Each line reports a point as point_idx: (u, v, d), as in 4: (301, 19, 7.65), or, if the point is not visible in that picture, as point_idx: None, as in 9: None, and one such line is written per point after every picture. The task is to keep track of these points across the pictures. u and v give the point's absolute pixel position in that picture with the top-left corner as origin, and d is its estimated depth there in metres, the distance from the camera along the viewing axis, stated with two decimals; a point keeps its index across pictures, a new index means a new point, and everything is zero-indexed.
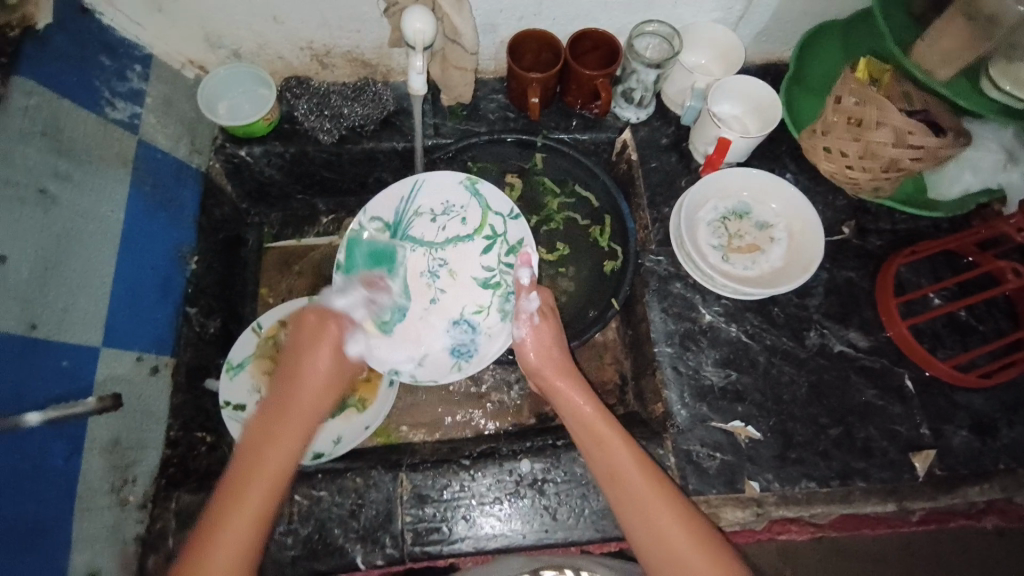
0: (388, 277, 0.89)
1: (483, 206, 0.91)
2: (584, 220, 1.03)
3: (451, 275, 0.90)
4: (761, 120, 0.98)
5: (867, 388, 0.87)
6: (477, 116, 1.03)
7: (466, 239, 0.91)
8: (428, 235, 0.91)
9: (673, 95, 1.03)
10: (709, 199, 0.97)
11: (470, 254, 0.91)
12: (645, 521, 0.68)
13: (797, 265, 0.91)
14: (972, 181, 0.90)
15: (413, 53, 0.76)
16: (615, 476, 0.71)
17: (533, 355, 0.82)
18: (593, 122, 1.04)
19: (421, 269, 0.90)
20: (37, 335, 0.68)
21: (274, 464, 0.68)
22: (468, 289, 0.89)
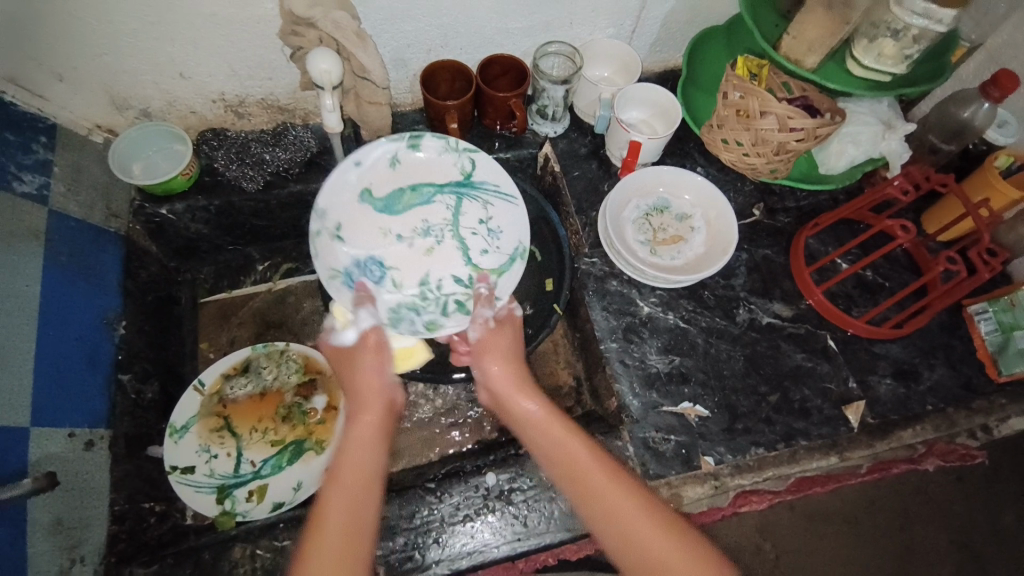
0: (413, 186, 0.91)
1: (501, 268, 0.90)
2: None
3: (428, 246, 0.90)
4: (665, 119, 1.06)
5: (796, 352, 0.94)
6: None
7: (462, 260, 0.90)
8: (465, 220, 0.91)
9: (585, 107, 1.10)
10: (630, 199, 1.03)
11: (452, 262, 0.90)
12: (602, 504, 0.64)
13: (716, 249, 0.98)
14: (857, 153, 0.98)
15: (324, 92, 0.79)
16: (586, 483, 0.65)
17: (495, 366, 0.78)
18: (514, 140, 1.10)
19: (427, 219, 0.91)
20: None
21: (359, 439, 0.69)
22: (415, 270, 0.89)
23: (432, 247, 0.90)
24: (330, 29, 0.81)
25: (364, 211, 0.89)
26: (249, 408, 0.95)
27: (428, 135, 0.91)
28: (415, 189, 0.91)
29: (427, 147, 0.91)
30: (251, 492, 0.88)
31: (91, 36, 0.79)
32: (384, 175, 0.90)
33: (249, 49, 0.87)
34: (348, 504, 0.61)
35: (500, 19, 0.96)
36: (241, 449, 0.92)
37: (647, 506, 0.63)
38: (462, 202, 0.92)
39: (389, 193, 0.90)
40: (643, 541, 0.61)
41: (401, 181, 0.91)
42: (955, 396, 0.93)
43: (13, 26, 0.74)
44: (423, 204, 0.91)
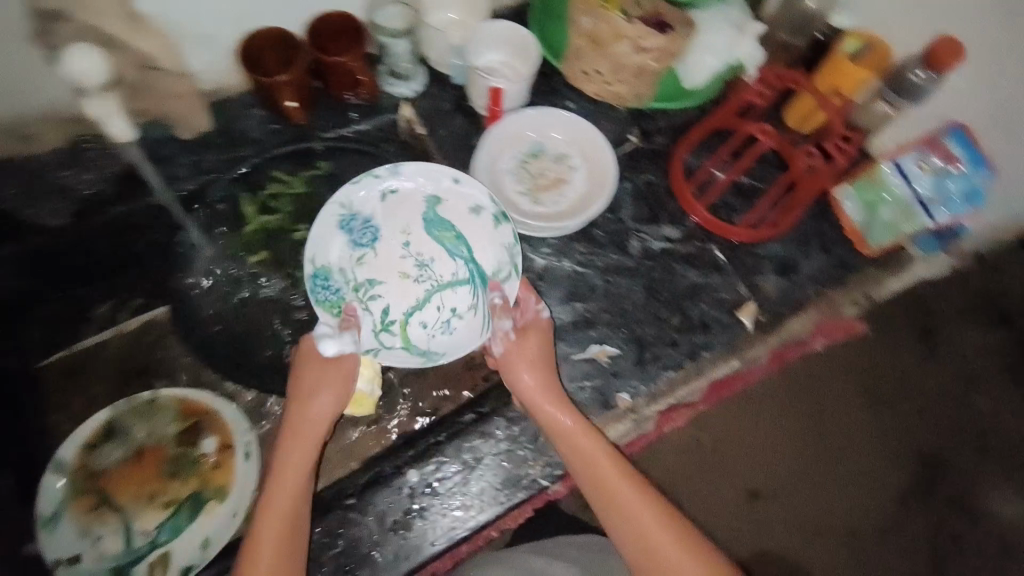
0: (457, 235, 0.87)
1: (412, 349, 0.84)
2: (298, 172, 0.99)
3: (410, 276, 0.86)
4: (525, 60, 0.97)
5: (689, 271, 0.96)
6: (241, 139, 0.94)
7: (402, 308, 0.85)
8: (446, 300, 0.86)
9: (437, 58, 1.00)
10: (502, 149, 0.97)
11: (402, 297, 0.85)
12: (608, 488, 0.71)
13: (597, 185, 0.96)
14: (716, 62, 0.92)
15: (88, 99, 0.70)
16: (611, 492, 0.71)
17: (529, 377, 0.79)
18: (369, 107, 0.99)
19: (435, 262, 0.86)
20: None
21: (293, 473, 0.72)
22: (383, 266, 0.86)
23: (413, 283, 0.86)
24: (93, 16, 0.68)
25: (408, 198, 0.87)
26: (128, 473, 0.85)
27: (509, 227, 0.86)
28: (453, 234, 0.87)
29: (497, 229, 0.86)
30: (153, 563, 0.81)
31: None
32: (455, 211, 0.87)
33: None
34: (277, 546, 0.68)
35: None
36: (127, 522, 0.82)
37: (670, 526, 0.67)
38: (462, 288, 0.86)
39: (442, 218, 0.87)
40: (660, 550, 0.66)
41: (452, 221, 0.87)
42: (833, 277, 0.99)
43: None
44: (445, 250, 0.87)
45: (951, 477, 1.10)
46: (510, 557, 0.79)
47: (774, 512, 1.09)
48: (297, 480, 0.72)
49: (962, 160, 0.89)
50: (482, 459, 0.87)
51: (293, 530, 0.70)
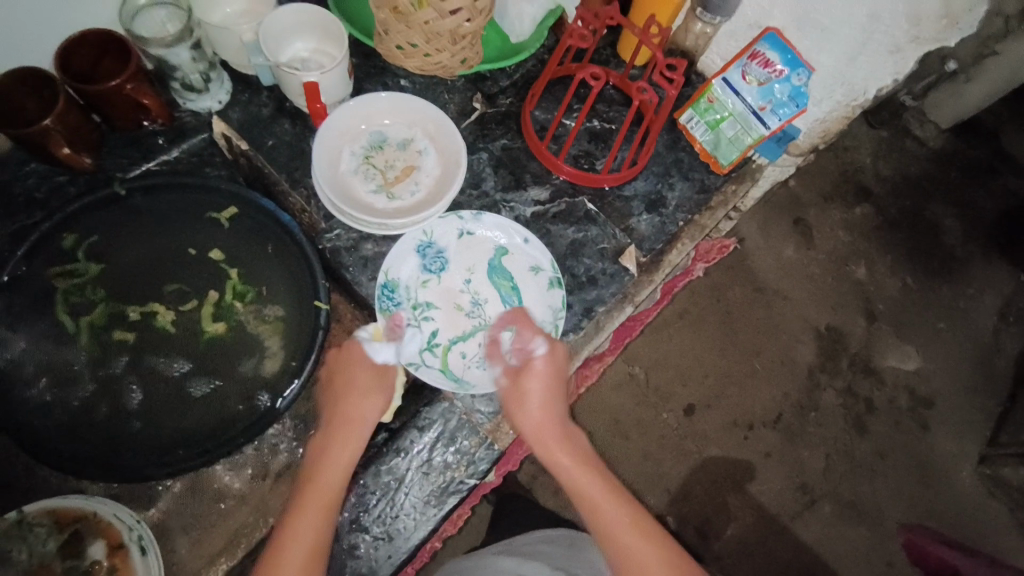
0: (512, 287, 0.87)
1: (449, 370, 0.82)
2: (112, 226, 0.84)
3: (463, 310, 0.86)
4: (332, 40, 0.88)
5: (566, 229, 0.94)
6: (31, 204, 0.85)
7: (450, 335, 0.84)
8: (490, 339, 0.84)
9: (234, 57, 0.89)
10: (339, 149, 0.89)
11: (454, 323, 0.85)
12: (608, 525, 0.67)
13: (451, 162, 0.90)
14: (533, 9, 0.95)
15: None
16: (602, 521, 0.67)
17: (536, 407, 0.74)
18: (172, 131, 0.91)
19: (488, 303, 0.86)
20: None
21: (336, 472, 0.71)
22: (444, 292, 0.86)
23: (465, 317, 0.85)
24: None
25: (479, 244, 0.88)
26: None
27: (563, 294, 0.86)
28: (507, 284, 0.87)
29: (549, 292, 0.86)
30: None
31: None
32: (517, 267, 0.88)
33: None
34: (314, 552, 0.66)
35: None
36: None
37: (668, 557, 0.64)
38: None
39: (501, 267, 0.88)
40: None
41: (507, 269, 0.87)
42: (702, 202, 1.01)
43: None
44: (497, 295, 0.86)
45: (848, 345, 1.20)
46: (481, 560, 0.80)
47: (708, 421, 1.15)
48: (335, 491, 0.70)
49: (780, 64, 0.88)
50: (403, 477, 0.82)
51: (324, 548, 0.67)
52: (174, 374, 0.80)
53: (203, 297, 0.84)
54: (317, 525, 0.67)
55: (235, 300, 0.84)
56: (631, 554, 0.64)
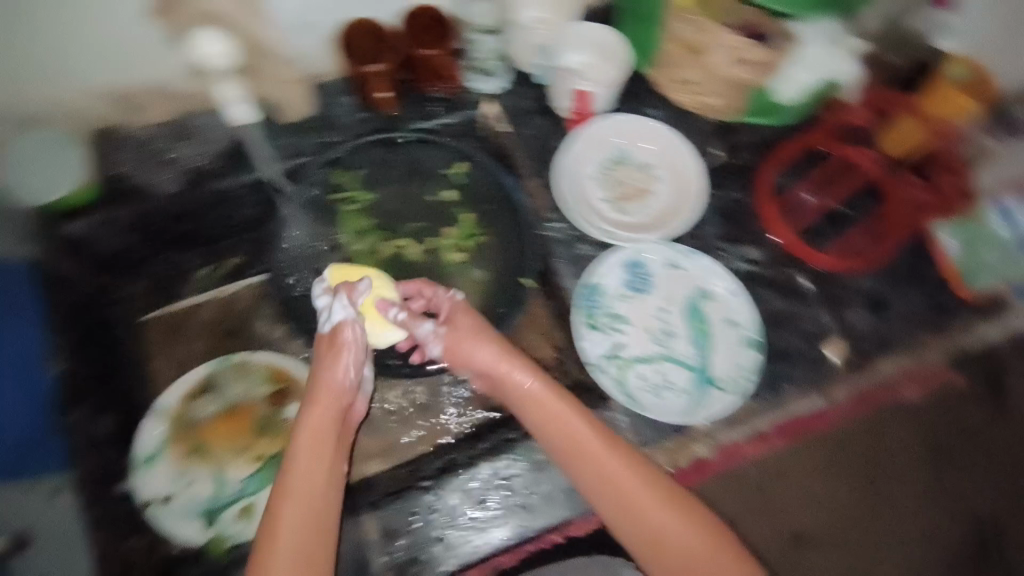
0: (706, 330, 0.88)
1: (624, 385, 0.85)
2: (389, 161, 0.98)
3: (652, 335, 0.88)
4: (611, 63, 0.95)
5: (774, 298, 0.92)
6: (331, 125, 0.97)
7: (633, 354, 0.87)
8: (670, 371, 0.86)
9: (520, 54, 0.98)
10: (586, 153, 0.96)
11: (640, 344, 0.88)
12: (614, 485, 0.70)
13: (683, 199, 0.94)
14: (809, 79, 0.89)
15: (222, 81, 0.82)
16: (604, 475, 0.70)
17: (485, 355, 0.76)
18: (453, 101, 1.00)
19: (677, 337, 0.88)
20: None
21: (316, 445, 0.71)
22: (638, 311, 0.89)
23: (651, 341, 0.88)
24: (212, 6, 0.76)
25: (687, 278, 0.90)
26: (223, 425, 0.89)
27: (758, 357, 0.85)
28: (702, 326, 0.88)
29: (743, 350, 0.86)
30: (241, 511, 0.84)
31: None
32: (717, 314, 0.89)
33: (109, 30, 0.78)
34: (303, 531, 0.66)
35: None
36: (221, 469, 0.87)
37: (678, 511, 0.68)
38: (689, 371, 0.86)
39: (699, 309, 0.89)
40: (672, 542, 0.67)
41: (705, 314, 0.89)
42: (929, 320, 0.93)
43: None
44: (689, 333, 0.88)
45: (992, 452, 0.96)
46: None
47: None
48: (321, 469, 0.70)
49: None
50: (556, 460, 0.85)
51: (325, 526, 0.67)
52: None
53: (438, 235, 0.97)
54: (309, 506, 0.67)
55: (464, 238, 0.96)
56: (667, 538, 0.67)
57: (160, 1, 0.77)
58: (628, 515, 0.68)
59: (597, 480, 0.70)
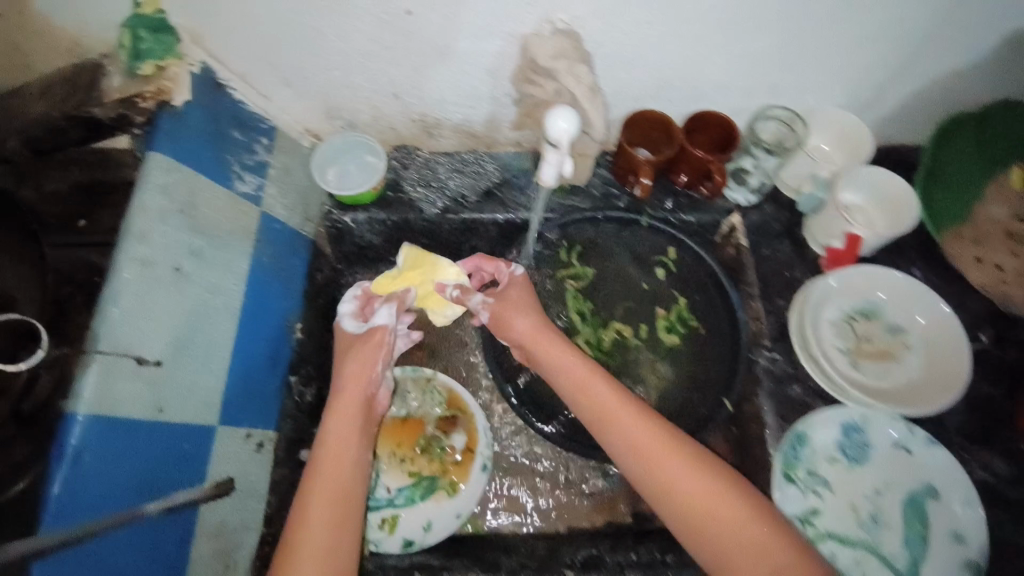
0: (919, 530, 0.82)
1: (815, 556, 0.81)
2: (621, 243, 1.03)
3: (857, 514, 0.84)
4: (890, 216, 0.93)
5: (1012, 523, 0.81)
6: (580, 191, 1.03)
7: (832, 526, 0.83)
8: (868, 560, 0.81)
9: (790, 179, 1.01)
10: (833, 296, 0.93)
11: (840, 517, 0.84)
12: (660, 476, 0.72)
13: (936, 379, 0.87)
14: None
15: (550, 148, 0.70)
16: (647, 462, 0.73)
17: (524, 324, 0.86)
18: (700, 203, 1.02)
19: (884, 526, 0.83)
20: (79, 408, 0.60)
21: (349, 405, 0.78)
22: (847, 482, 0.86)
23: (854, 520, 0.84)
24: (570, 83, 0.77)
25: (910, 466, 0.85)
26: (393, 429, 0.97)
27: None
28: (917, 524, 0.82)
29: (961, 570, 0.78)
30: (384, 519, 0.91)
31: (318, 49, 0.81)
32: (938, 518, 0.82)
33: (456, 80, 0.85)
34: (335, 485, 0.71)
35: (722, 75, 0.88)
36: (379, 471, 0.95)
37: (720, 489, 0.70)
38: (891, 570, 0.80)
39: (919, 505, 0.83)
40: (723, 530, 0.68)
41: (927, 513, 0.82)
42: None
43: (253, 23, 0.77)
44: (898, 527, 0.83)
45: None
46: None
47: None
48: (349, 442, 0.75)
49: None
50: None
51: (351, 479, 0.73)
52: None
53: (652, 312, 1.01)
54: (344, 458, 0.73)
55: (674, 321, 1.00)
56: (692, 505, 0.70)
57: (519, 71, 0.83)
58: (650, 486, 0.73)
59: (641, 472, 0.74)
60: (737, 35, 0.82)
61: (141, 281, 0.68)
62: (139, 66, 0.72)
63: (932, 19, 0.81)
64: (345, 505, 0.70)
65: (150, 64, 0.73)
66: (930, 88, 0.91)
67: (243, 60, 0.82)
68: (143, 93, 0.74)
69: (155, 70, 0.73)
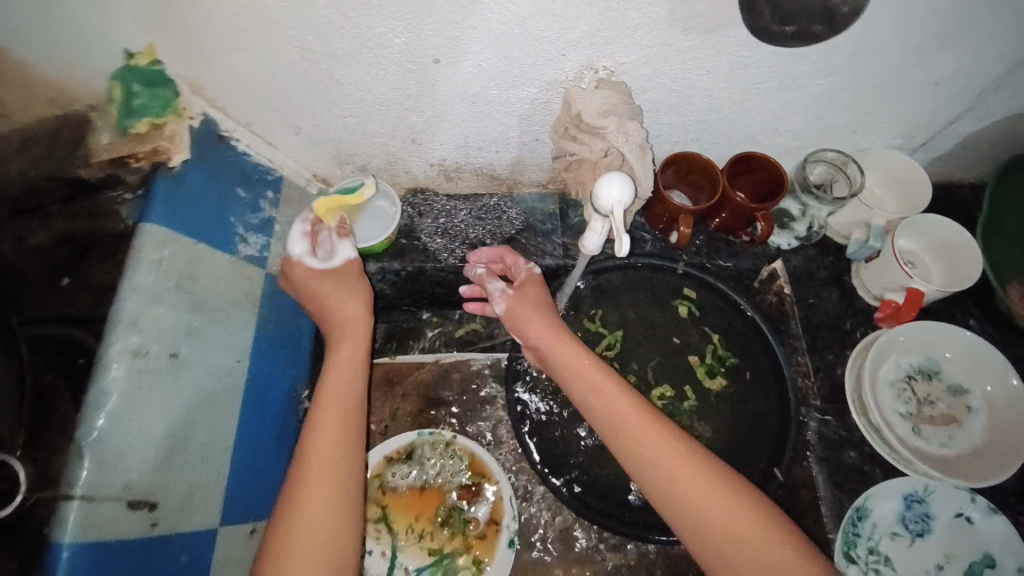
0: None
1: None
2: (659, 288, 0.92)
3: None
4: (946, 268, 0.87)
5: None
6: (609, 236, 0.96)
7: None
8: None
9: (838, 226, 0.93)
10: (889, 354, 0.86)
11: None
12: (680, 491, 0.62)
13: (1006, 446, 0.80)
14: None
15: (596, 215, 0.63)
16: (666, 474, 0.62)
17: (540, 327, 0.76)
18: (739, 249, 0.95)
19: None
20: (71, 538, 0.52)
21: (343, 360, 0.69)
22: (911, 560, 0.78)
23: None
24: (619, 141, 0.70)
25: (976, 540, 0.78)
26: (410, 501, 0.88)
27: None
28: None
29: None
30: None
31: (331, 95, 0.72)
32: None
33: (486, 125, 0.78)
34: (333, 438, 0.63)
35: (773, 119, 0.81)
36: (395, 549, 0.85)
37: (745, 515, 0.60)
38: None
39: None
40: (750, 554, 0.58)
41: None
42: None
43: (259, 70, 0.69)
44: None
45: None
46: None
47: None
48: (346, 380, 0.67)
49: None
50: None
51: (350, 433, 0.64)
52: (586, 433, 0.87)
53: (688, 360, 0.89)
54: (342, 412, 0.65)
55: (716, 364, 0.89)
56: (714, 524, 0.60)
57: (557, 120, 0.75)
58: (670, 499, 0.61)
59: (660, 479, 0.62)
60: (797, 81, 0.74)
61: (135, 376, 0.59)
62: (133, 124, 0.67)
63: (1005, 63, 0.74)
64: (345, 462, 0.62)
65: (144, 121, 0.67)
66: (989, 128, 0.85)
67: (250, 108, 0.74)
68: (137, 153, 0.68)
69: (149, 126, 0.68)
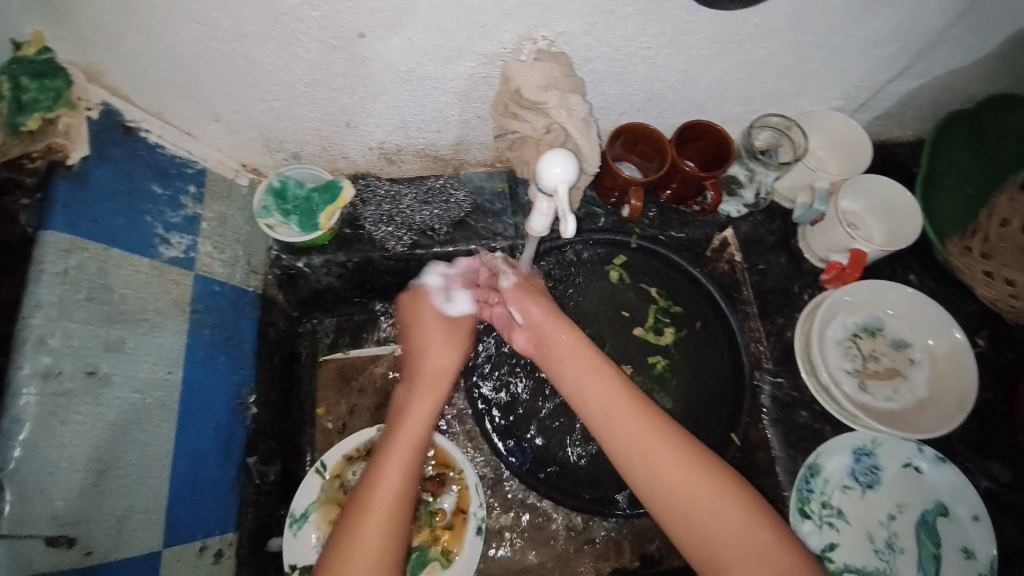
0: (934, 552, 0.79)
1: None
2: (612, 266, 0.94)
3: (874, 543, 0.80)
4: (886, 228, 0.90)
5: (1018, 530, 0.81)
6: None
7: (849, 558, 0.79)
8: None
9: (785, 191, 0.94)
10: (836, 314, 0.89)
11: (857, 549, 0.80)
12: (651, 465, 0.62)
13: (946, 395, 0.83)
14: None
15: (541, 194, 0.60)
16: (642, 452, 0.63)
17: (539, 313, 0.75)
18: (692, 218, 0.94)
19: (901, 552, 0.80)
20: None
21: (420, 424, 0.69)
22: (861, 510, 0.82)
23: (871, 550, 0.80)
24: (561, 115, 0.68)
25: (920, 486, 0.82)
26: None
27: None
28: (932, 546, 0.79)
29: None
30: None
31: (252, 77, 0.67)
32: (949, 536, 0.80)
33: (427, 104, 0.74)
34: (386, 515, 0.61)
35: (718, 85, 0.80)
36: None
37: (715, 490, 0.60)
38: None
39: (930, 525, 0.80)
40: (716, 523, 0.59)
41: (937, 534, 0.80)
42: None
43: (168, 53, 0.62)
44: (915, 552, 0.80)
45: None
46: None
47: None
48: (420, 443, 0.67)
49: None
50: None
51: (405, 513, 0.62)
52: (546, 415, 0.87)
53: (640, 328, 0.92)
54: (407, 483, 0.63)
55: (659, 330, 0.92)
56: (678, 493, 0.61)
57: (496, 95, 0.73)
58: (637, 466, 0.63)
59: (635, 457, 0.63)
60: (741, 45, 0.72)
61: (47, 400, 0.53)
62: (20, 120, 0.57)
63: (939, 21, 0.75)
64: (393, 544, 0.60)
65: (35, 117, 0.57)
66: (924, 87, 0.87)
67: (160, 95, 0.68)
68: (31, 154, 0.58)
69: (42, 121, 0.58)
